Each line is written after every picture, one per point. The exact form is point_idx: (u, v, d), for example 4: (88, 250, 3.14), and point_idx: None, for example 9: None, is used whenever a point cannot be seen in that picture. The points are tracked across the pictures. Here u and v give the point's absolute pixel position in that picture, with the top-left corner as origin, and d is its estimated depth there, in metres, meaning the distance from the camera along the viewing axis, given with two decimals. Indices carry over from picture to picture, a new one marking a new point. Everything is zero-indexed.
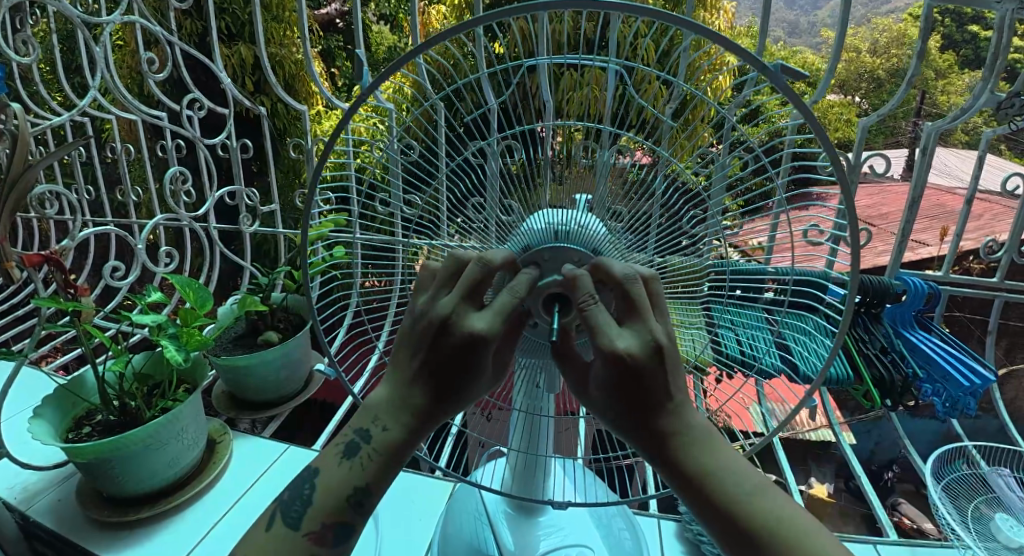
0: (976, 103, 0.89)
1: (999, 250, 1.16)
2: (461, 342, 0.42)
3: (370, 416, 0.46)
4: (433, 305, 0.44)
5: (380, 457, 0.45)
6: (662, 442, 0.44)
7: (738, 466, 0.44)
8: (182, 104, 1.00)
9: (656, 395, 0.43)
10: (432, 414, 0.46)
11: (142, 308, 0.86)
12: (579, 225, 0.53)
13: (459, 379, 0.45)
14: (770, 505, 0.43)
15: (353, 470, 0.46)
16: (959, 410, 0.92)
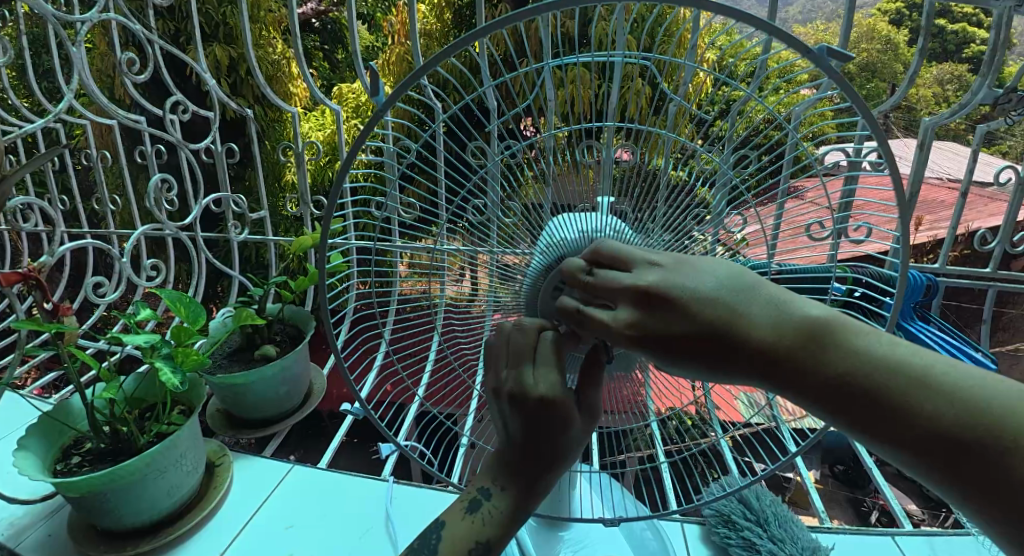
0: (975, 98, 0.94)
1: (992, 240, 1.19)
2: (532, 403, 0.43)
3: (484, 478, 0.46)
4: (497, 376, 0.45)
5: (504, 517, 0.45)
6: (778, 380, 0.35)
7: (889, 359, 0.33)
8: (165, 108, 0.95)
9: (706, 323, 0.35)
10: (535, 468, 0.45)
11: (131, 327, 0.82)
12: (614, 232, 0.52)
13: (550, 435, 0.44)
14: (945, 398, 0.31)
15: (476, 525, 0.45)
16: (961, 399, 0.90)
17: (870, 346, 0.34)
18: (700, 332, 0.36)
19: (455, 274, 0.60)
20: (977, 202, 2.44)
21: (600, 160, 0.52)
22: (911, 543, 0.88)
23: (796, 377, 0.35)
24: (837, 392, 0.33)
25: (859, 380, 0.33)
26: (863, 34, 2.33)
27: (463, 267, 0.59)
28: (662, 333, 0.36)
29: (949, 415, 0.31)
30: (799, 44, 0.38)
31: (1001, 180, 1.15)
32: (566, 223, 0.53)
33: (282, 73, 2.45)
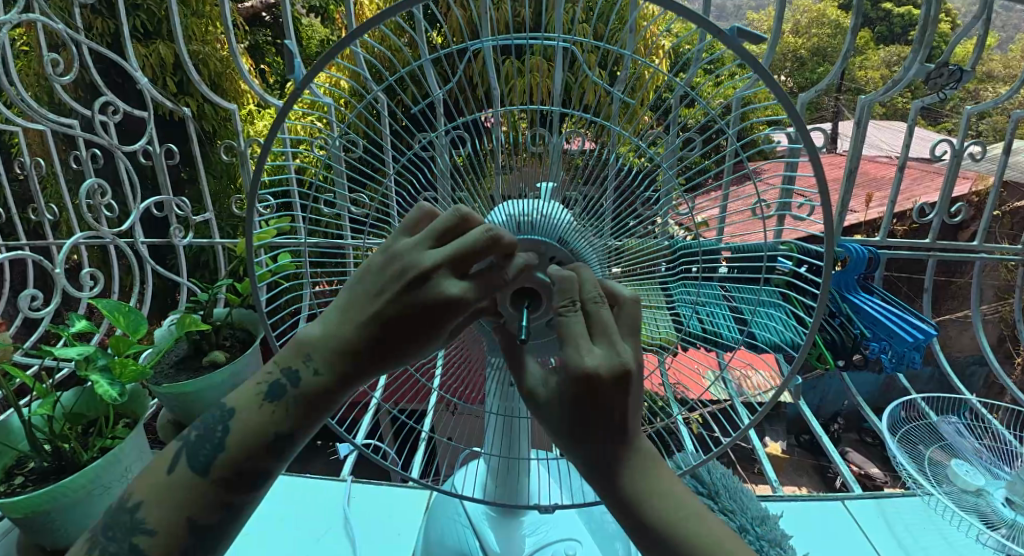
0: (908, 75, 0.98)
1: (930, 213, 1.24)
2: (436, 304, 0.40)
3: (302, 355, 0.42)
4: (413, 255, 0.41)
5: (296, 406, 0.41)
6: (612, 470, 0.44)
7: (680, 512, 0.43)
8: (94, 108, 0.90)
9: (611, 413, 0.42)
10: (368, 375, 0.42)
11: (67, 339, 0.78)
12: (543, 215, 0.52)
13: (410, 346, 0.41)
14: (698, 526, 0.43)
15: (275, 412, 0.41)
16: (905, 366, 0.93)
17: (665, 486, 0.44)
18: (608, 412, 0.42)
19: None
20: (923, 178, 2.54)
21: (548, 148, 0.52)
22: (859, 506, 0.92)
23: (631, 457, 0.44)
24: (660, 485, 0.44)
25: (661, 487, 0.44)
26: (810, 19, 2.38)
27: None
28: (573, 402, 0.42)
29: (664, 502, 0.44)
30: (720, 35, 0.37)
31: (938, 154, 1.19)
32: (507, 208, 0.53)
33: (230, 70, 2.36)
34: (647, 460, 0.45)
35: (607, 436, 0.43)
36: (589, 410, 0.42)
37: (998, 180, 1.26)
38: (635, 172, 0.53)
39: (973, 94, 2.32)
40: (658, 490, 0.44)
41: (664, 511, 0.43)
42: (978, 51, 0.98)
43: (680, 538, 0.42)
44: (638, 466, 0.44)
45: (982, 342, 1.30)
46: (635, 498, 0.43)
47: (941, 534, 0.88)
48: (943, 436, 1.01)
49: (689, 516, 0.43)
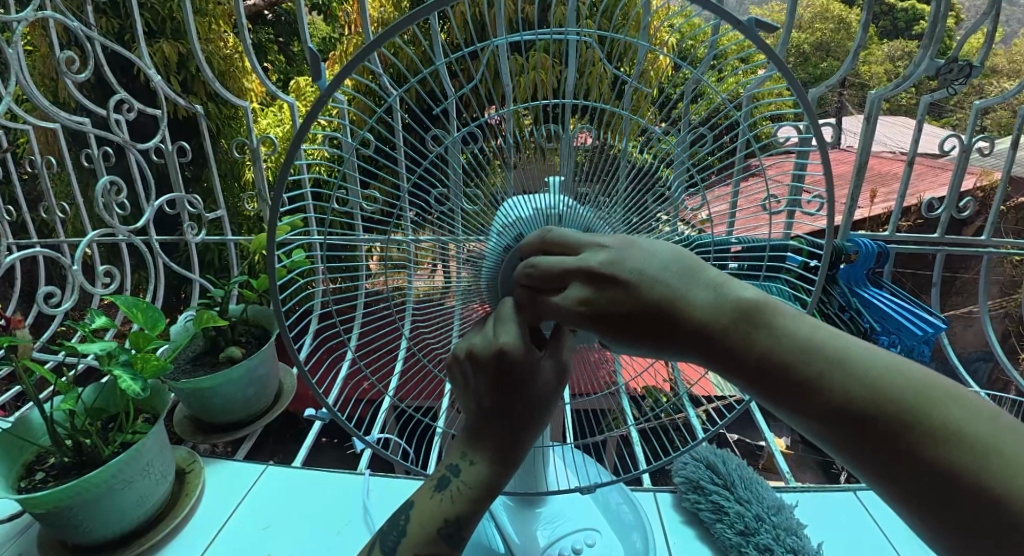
0: (918, 69, 0.98)
1: (938, 207, 1.24)
2: (504, 361, 0.43)
3: (457, 452, 0.47)
4: (464, 342, 0.45)
5: (470, 490, 0.45)
6: (714, 340, 0.36)
7: (831, 352, 0.34)
8: (109, 106, 0.90)
9: (650, 308, 0.36)
10: (514, 438, 0.46)
11: (86, 335, 0.78)
12: (569, 207, 0.53)
13: (524, 392, 0.44)
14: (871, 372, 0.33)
15: (448, 502, 0.46)
16: (914, 359, 0.93)
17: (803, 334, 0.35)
18: (651, 313, 0.37)
19: (425, 268, 0.58)
20: (927, 173, 2.54)
21: (560, 144, 0.52)
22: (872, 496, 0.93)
23: (733, 332, 0.36)
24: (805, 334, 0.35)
25: (802, 346, 0.35)
26: (815, 13, 2.38)
27: (434, 261, 0.58)
28: (609, 319, 0.38)
29: (820, 356, 0.34)
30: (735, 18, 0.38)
31: (947, 149, 1.19)
32: (520, 203, 0.54)
33: (234, 68, 2.36)
34: (751, 321, 0.36)
35: (678, 314, 0.36)
36: (632, 318, 0.37)
37: (1007, 175, 1.25)
38: (645, 169, 0.53)
39: (980, 88, 2.32)
40: (796, 346, 0.35)
41: (816, 370, 0.34)
42: (988, 46, 0.98)
43: (860, 401, 0.33)
44: (737, 330, 0.36)
45: (990, 336, 1.30)
46: (756, 359, 0.36)
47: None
48: None
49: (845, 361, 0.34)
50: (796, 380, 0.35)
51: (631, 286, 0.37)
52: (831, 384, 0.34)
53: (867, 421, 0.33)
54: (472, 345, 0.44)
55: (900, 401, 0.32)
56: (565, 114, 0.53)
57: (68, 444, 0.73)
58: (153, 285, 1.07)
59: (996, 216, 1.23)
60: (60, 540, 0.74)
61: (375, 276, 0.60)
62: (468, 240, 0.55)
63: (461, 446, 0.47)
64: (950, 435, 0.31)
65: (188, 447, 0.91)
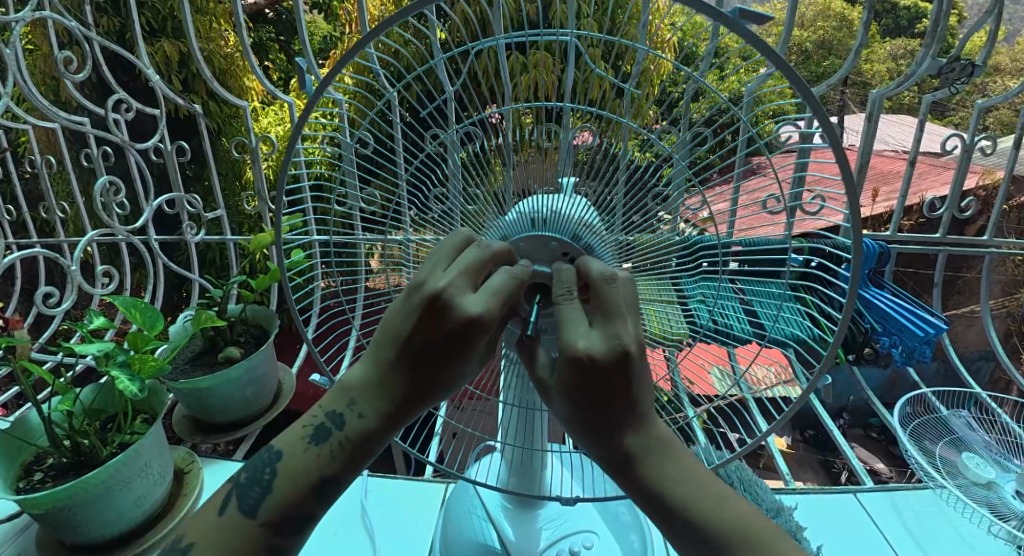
0: (920, 68, 0.97)
1: (940, 207, 1.23)
2: (461, 325, 0.40)
3: (346, 399, 0.43)
4: (428, 282, 0.42)
5: (351, 445, 0.43)
6: (628, 463, 0.44)
7: (707, 509, 0.43)
8: (107, 106, 0.89)
9: (615, 398, 0.42)
10: (408, 404, 0.43)
11: (85, 335, 0.78)
12: (553, 211, 0.53)
13: (451, 363, 0.42)
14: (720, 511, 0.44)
15: (325, 457, 0.43)
16: (915, 360, 0.92)
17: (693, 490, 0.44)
18: (613, 397, 0.42)
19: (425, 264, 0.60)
20: (930, 172, 2.53)
21: (559, 144, 0.51)
22: (872, 498, 0.92)
23: (646, 449, 0.44)
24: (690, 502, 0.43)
25: (677, 475, 0.44)
26: (817, 12, 2.36)
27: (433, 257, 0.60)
28: (581, 388, 0.42)
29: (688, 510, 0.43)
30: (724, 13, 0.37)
31: (949, 149, 1.18)
32: (534, 202, 0.54)
33: (235, 67, 2.36)
34: (659, 451, 0.44)
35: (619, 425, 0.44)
36: (594, 402, 0.43)
37: (1011, 174, 1.25)
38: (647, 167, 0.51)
39: (983, 87, 2.30)
40: (676, 476, 0.44)
41: (688, 502, 0.43)
42: (991, 45, 0.97)
43: (706, 518, 0.43)
44: (650, 457, 0.44)
45: (992, 337, 1.29)
46: (650, 478, 0.43)
47: (953, 526, 0.87)
48: (954, 430, 1.01)
49: (715, 502, 0.44)
50: (668, 504, 0.44)
51: (600, 377, 0.41)
52: (693, 513, 0.43)
53: (702, 536, 0.43)
54: (432, 290, 0.41)
55: (733, 528, 0.43)
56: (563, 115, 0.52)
57: (66, 444, 0.72)
58: (153, 285, 1.07)
59: (999, 215, 1.23)
60: (58, 540, 0.74)
61: (375, 274, 0.62)
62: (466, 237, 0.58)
63: (344, 386, 0.44)
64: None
65: (187, 447, 0.91)
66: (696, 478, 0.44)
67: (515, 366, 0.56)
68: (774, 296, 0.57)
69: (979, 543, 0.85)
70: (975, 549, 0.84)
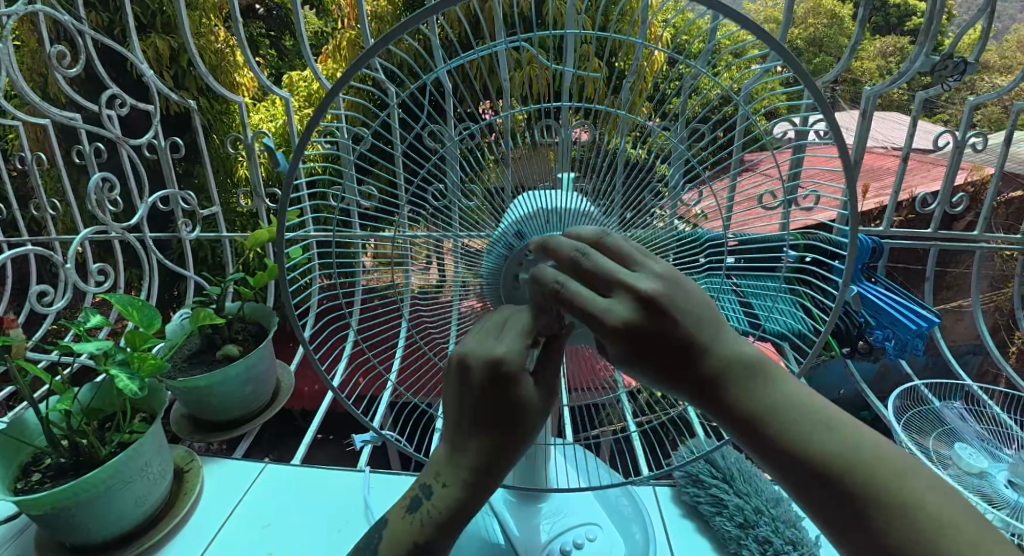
0: (913, 66, 0.98)
1: (932, 203, 1.25)
2: (493, 377, 0.41)
3: (432, 471, 0.44)
4: (456, 345, 0.44)
5: (447, 512, 0.43)
6: (713, 388, 0.39)
7: (789, 400, 0.39)
8: (100, 101, 0.87)
9: (680, 346, 0.38)
10: (495, 462, 0.43)
11: (81, 334, 0.76)
12: (565, 207, 0.52)
13: (508, 411, 0.42)
14: (805, 420, 0.38)
15: (417, 525, 0.44)
16: (909, 352, 0.96)
17: (786, 396, 0.39)
18: (668, 342, 0.38)
19: (421, 262, 0.59)
20: (920, 169, 2.55)
21: (558, 141, 0.51)
22: None
23: (731, 376, 0.39)
24: (760, 402, 0.39)
25: (745, 368, 0.39)
26: (808, 9, 2.38)
27: (429, 254, 0.58)
28: (632, 349, 0.38)
29: (768, 408, 0.39)
30: (732, 11, 0.38)
31: (940, 145, 1.19)
32: (531, 198, 0.52)
33: (225, 63, 2.32)
34: (751, 379, 0.39)
35: (700, 345, 0.39)
36: (654, 347, 0.38)
37: (1001, 169, 1.26)
38: (642, 167, 0.52)
39: (972, 84, 2.33)
40: (774, 404, 0.39)
41: (779, 422, 0.38)
42: (982, 43, 0.98)
43: (772, 412, 0.38)
44: (741, 378, 0.39)
45: (981, 330, 1.31)
46: (745, 409, 0.39)
47: None
48: (947, 420, 0.98)
49: (806, 421, 0.38)
50: (725, 392, 0.39)
51: (653, 322, 0.38)
52: (759, 410, 0.39)
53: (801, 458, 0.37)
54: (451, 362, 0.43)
55: (838, 453, 0.37)
56: (557, 111, 0.53)
57: (64, 444, 0.71)
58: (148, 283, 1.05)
59: (988, 211, 1.24)
60: (58, 541, 0.72)
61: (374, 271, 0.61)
62: (465, 236, 0.55)
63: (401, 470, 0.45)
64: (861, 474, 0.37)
65: (185, 446, 0.90)
66: (776, 398, 0.39)
67: None
68: (770, 290, 0.58)
69: None
70: None
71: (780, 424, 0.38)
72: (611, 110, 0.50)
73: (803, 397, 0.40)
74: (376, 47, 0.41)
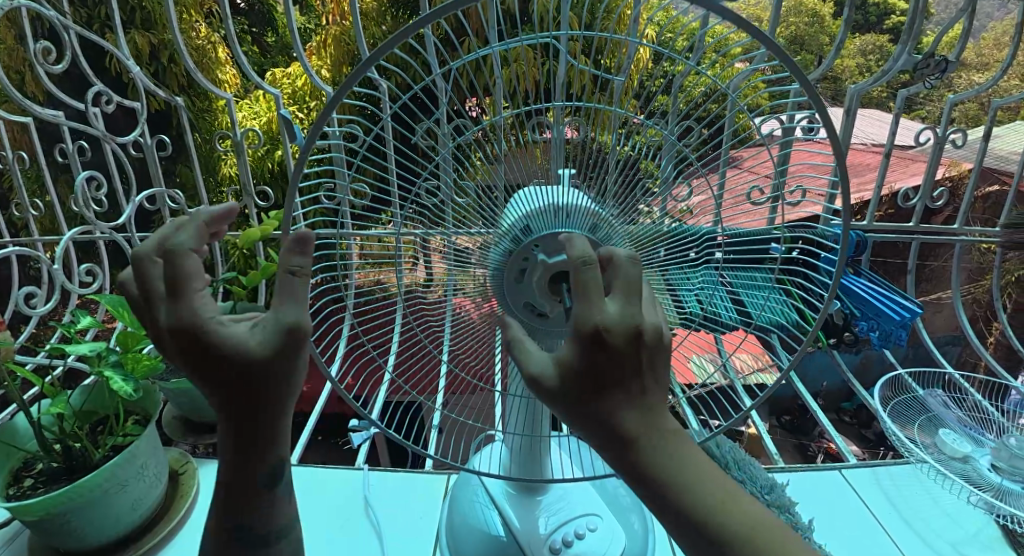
0: (896, 65, 1.00)
1: (914, 197, 1.28)
2: (279, 339, 0.37)
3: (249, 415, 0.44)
4: (311, 314, 0.37)
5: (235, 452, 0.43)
6: (628, 444, 0.37)
7: (703, 472, 0.38)
8: (86, 98, 0.85)
9: (616, 385, 0.37)
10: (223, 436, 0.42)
11: (73, 335, 0.75)
12: (565, 204, 0.50)
13: (271, 392, 0.39)
14: (716, 495, 0.37)
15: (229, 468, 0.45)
16: (893, 342, 0.97)
17: (695, 465, 0.38)
18: (613, 375, 0.36)
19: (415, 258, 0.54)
20: (899, 165, 2.61)
21: (550, 139, 0.50)
22: (857, 474, 0.92)
23: (648, 437, 0.37)
24: (669, 466, 0.37)
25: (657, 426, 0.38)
26: (792, 7, 2.41)
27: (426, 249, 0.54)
28: (582, 371, 0.36)
29: (680, 477, 0.37)
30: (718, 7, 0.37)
31: (922, 141, 1.22)
32: (528, 196, 0.51)
33: (208, 60, 2.28)
34: (667, 442, 0.38)
35: (627, 389, 0.37)
36: (599, 374, 0.36)
37: (979, 164, 1.29)
38: (635, 163, 0.51)
39: (950, 82, 2.38)
40: (682, 472, 0.37)
41: (678, 485, 0.37)
42: (962, 42, 1.01)
43: (676, 479, 0.37)
44: (655, 441, 0.37)
45: (960, 321, 1.34)
46: (652, 468, 0.37)
47: (934, 497, 0.88)
48: (930, 408, 0.99)
49: (718, 496, 0.37)
50: (633, 451, 0.37)
51: (597, 349, 0.35)
52: (665, 474, 0.37)
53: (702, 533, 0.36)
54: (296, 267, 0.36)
55: (739, 533, 0.36)
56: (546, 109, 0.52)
57: (56, 448, 0.70)
58: (136, 283, 1.02)
59: (967, 206, 1.27)
60: (51, 548, 0.71)
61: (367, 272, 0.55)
62: (467, 232, 0.52)
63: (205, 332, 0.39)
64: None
65: (179, 448, 0.89)
66: (690, 470, 0.37)
67: None
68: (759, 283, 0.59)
69: (959, 513, 0.86)
70: (955, 518, 0.86)
71: (689, 496, 0.37)
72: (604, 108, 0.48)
73: (714, 474, 0.38)
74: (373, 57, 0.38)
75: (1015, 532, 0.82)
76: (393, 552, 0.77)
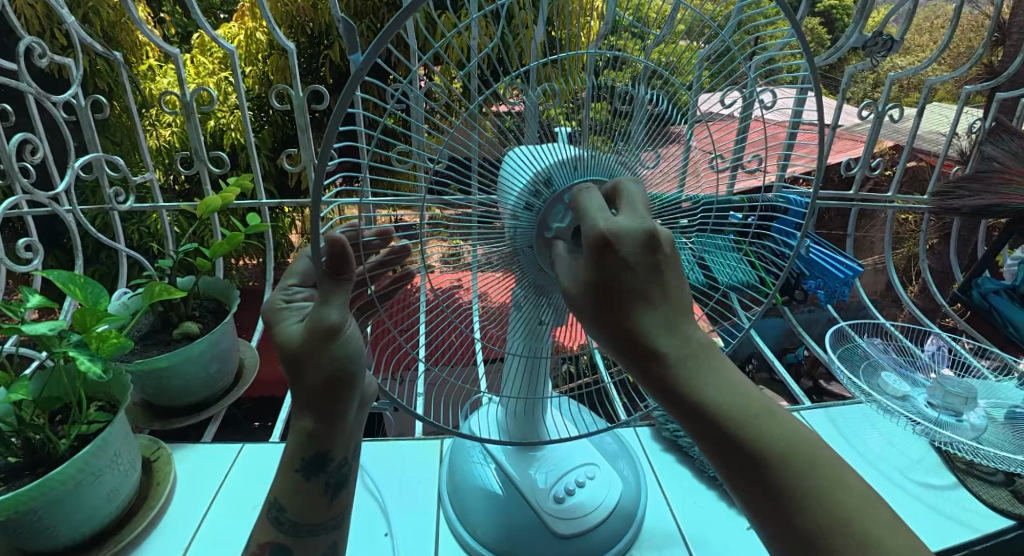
0: (848, 42, 1.07)
1: (855, 167, 1.38)
2: (320, 334, 0.42)
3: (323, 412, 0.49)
4: (342, 319, 0.42)
5: (306, 443, 0.50)
6: (660, 364, 0.38)
7: (740, 387, 0.39)
8: (16, 52, 0.78)
9: (636, 302, 0.38)
10: (321, 427, 0.50)
11: (20, 317, 0.68)
12: (589, 156, 0.49)
13: (336, 395, 0.47)
14: (767, 422, 0.38)
15: (302, 453, 0.51)
16: (836, 298, 1.06)
17: (732, 381, 0.39)
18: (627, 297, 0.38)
19: (451, 231, 0.46)
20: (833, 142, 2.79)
21: (525, 107, 0.46)
22: (814, 415, 1.02)
23: (685, 360, 0.38)
24: (706, 383, 0.38)
25: (691, 354, 0.38)
26: None
27: (458, 229, 0.47)
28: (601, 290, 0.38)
29: (721, 399, 0.38)
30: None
31: (864, 116, 1.31)
32: (534, 153, 0.47)
33: (125, 20, 2.05)
34: (702, 357, 0.39)
35: (648, 319, 0.38)
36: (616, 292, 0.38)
37: (912, 138, 1.40)
38: (602, 133, 0.50)
39: (879, 66, 2.56)
40: (720, 392, 0.38)
41: (719, 409, 0.38)
42: (905, 22, 1.09)
43: (716, 403, 0.38)
44: (687, 359, 0.38)
45: (893, 280, 1.47)
46: (695, 395, 0.38)
47: (883, 431, 0.99)
48: (870, 354, 1.10)
49: (759, 415, 0.38)
50: (664, 373, 0.38)
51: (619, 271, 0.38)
52: (706, 395, 0.38)
53: (755, 457, 0.37)
54: (322, 260, 0.40)
55: (784, 448, 0.37)
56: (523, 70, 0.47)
57: (14, 440, 0.64)
58: (80, 260, 0.93)
59: (901, 175, 1.39)
60: (15, 548, 0.65)
61: (378, 248, 0.47)
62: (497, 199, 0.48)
63: (271, 322, 0.48)
64: (806, 471, 0.37)
65: (148, 434, 0.84)
66: (732, 391, 0.38)
67: (523, 313, 0.56)
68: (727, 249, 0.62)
69: (904, 442, 0.97)
70: (904, 448, 0.96)
71: (731, 414, 0.37)
72: (582, 72, 0.45)
73: (746, 387, 0.39)
74: (385, 36, 0.32)
75: (951, 458, 0.93)
76: (393, 517, 0.78)
